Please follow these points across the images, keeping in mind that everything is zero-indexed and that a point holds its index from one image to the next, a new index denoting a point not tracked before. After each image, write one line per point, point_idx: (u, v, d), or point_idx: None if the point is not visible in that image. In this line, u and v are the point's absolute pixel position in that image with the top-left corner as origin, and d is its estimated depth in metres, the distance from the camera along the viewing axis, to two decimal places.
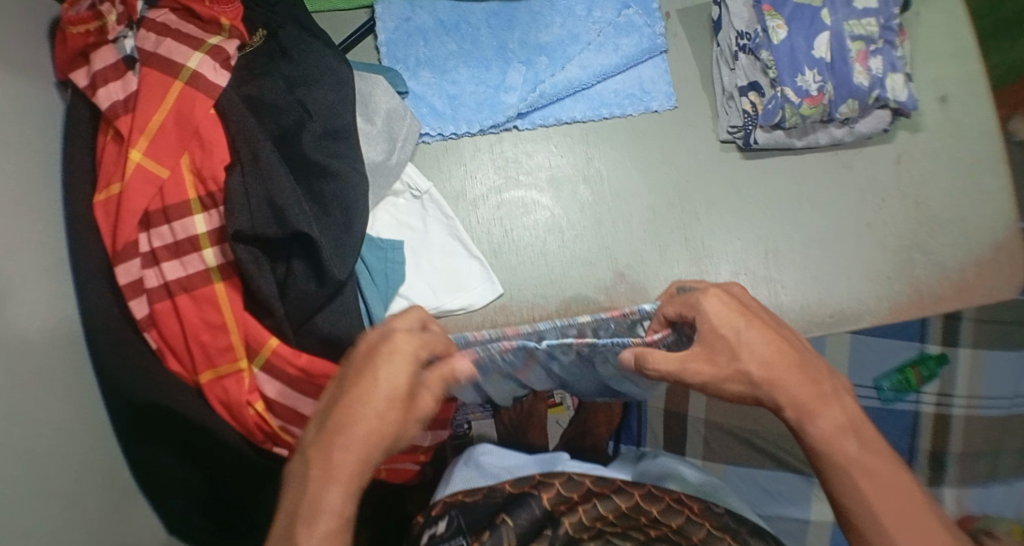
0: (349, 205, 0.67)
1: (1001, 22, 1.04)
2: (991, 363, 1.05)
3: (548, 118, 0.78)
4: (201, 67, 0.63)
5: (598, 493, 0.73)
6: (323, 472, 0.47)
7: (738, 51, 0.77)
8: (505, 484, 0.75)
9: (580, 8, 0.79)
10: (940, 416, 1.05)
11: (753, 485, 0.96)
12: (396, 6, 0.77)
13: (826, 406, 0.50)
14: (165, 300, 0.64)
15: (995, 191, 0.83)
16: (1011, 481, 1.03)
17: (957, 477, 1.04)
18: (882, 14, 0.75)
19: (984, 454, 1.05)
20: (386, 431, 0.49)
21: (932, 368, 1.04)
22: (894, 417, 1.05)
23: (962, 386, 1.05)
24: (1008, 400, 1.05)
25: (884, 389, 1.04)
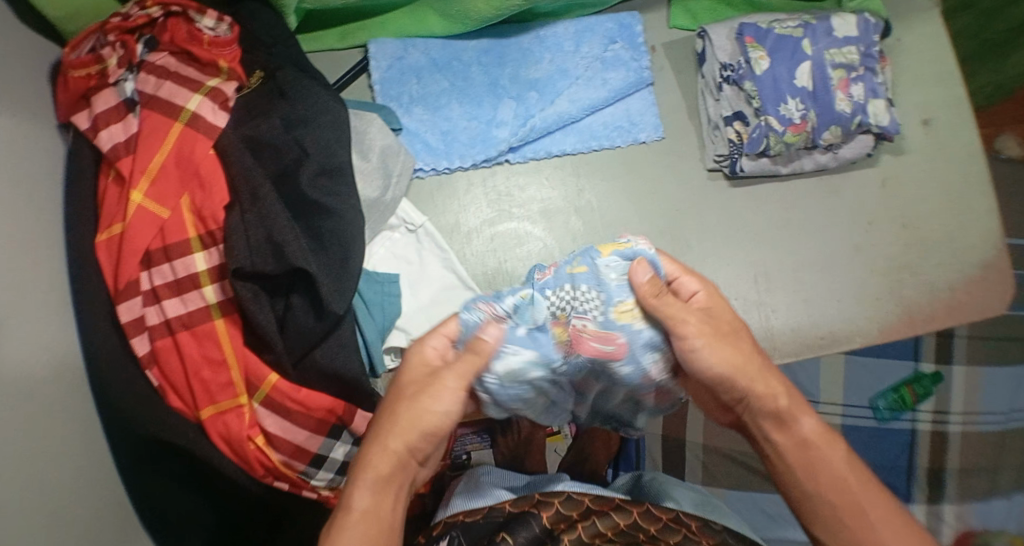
0: (347, 243, 0.67)
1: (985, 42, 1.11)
2: (987, 381, 1.09)
3: (540, 152, 0.80)
4: (200, 109, 0.64)
5: (598, 511, 0.73)
6: (355, 475, 0.55)
7: (722, 82, 0.78)
8: (504, 503, 0.75)
9: (568, 44, 0.81)
10: (937, 433, 1.09)
11: (755, 508, 1.06)
12: (390, 45, 0.79)
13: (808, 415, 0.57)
14: (165, 337, 0.66)
15: (982, 211, 0.85)
16: (1011, 495, 1.07)
17: (955, 493, 1.08)
18: (862, 42, 0.78)
19: (983, 470, 1.08)
20: (412, 428, 0.54)
21: (927, 386, 1.08)
22: (891, 436, 1.09)
23: (958, 403, 1.09)
24: (1003, 416, 1.09)
25: (880, 409, 1.08)
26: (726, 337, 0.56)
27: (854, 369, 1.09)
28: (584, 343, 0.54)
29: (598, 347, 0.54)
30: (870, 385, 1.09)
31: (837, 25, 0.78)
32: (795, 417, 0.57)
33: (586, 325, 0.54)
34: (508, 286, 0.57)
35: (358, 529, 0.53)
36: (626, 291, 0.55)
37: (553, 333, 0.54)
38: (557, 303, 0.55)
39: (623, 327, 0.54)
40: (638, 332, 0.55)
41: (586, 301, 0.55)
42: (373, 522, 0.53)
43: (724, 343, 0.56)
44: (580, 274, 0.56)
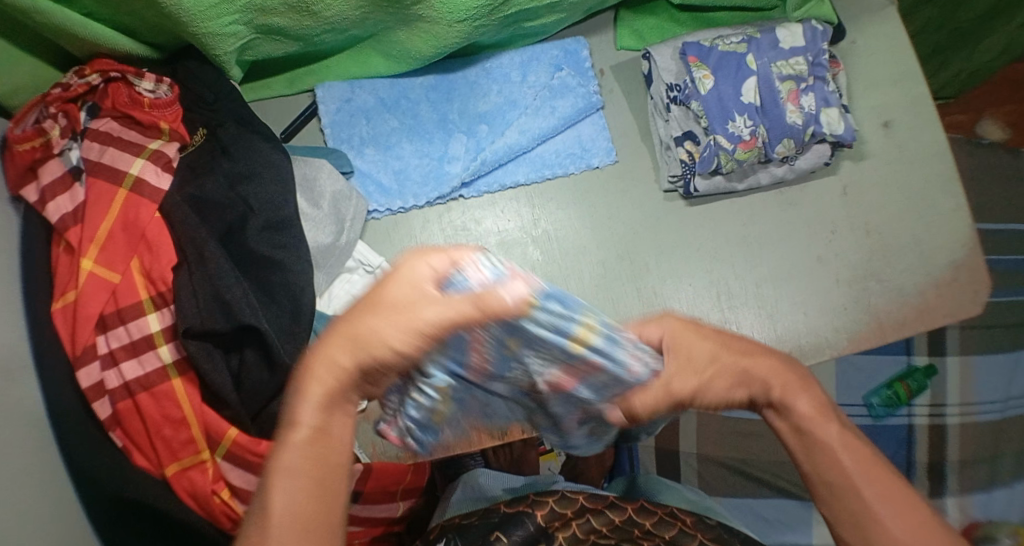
0: (297, 294, 0.66)
1: (957, 31, 1.10)
2: (979, 370, 1.22)
3: (493, 185, 0.80)
4: (143, 173, 0.65)
5: (592, 509, 0.71)
6: (300, 382, 0.41)
7: (670, 102, 0.78)
8: (499, 504, 0.74)
9: (515, 74, 0.81)
10: (935, 426, 1.21)
11: (752, 513, 1.08)
12: (337, 87, 0.79)
13: (807, 390, 0.49)
14: (126, 399, 0.66)
15: (950, 210, 0.84)
16: (1013, 484, 1.16)
17: (957, 485, 1.18)
18: (810, 52, 0.77)
19: (983, 460, 1.19)
20: (372, 356, 0.38)
21: (920, 380, 1.20)
22: (888, 432, 1.21)
23: (955, 395, 1.21)
24: (1001, 405, 1.20)
25: (874, 405, 1.20)
26: (712, 370, 0.47)
27: (847, 370, 1.22)
28: (575, 378, 0.42)
29: (623, 386, 0.43)
30: (864, 384, 1.22)
31: (782, 36, 0.78)
32: (789, 399, 0.48)
33: (557, 375, 0.42)
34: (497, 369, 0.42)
35: (296, 447, 0.41)
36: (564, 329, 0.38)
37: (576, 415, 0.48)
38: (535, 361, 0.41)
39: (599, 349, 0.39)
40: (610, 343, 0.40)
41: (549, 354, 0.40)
42: (324, 449, 0.41)
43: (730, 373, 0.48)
44: (513, 355, 0.41)
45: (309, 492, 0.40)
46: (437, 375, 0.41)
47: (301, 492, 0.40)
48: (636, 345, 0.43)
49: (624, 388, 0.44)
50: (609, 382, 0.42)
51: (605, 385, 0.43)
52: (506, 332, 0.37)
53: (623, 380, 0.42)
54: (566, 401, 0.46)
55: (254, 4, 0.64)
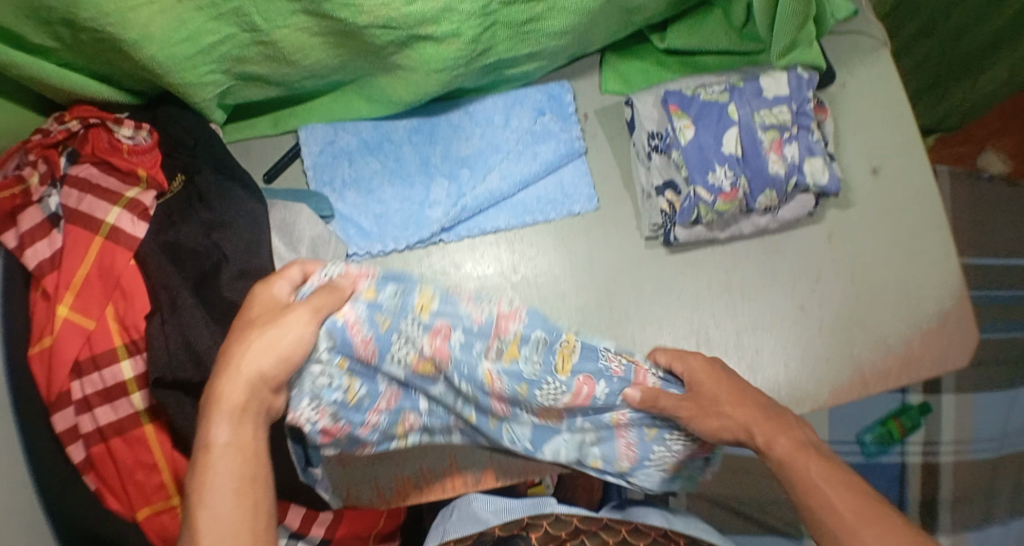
0: None
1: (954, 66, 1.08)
2: (977, 407, 1.20)
3: (474, 230, 0.80)
4: (119, 222, 0.66)
5: (586, 530, 0.71)
6: (208, 408, 0.53)
7: (651, 151, 0.78)
8: (493, 528, 0.71)
9: (498, 118, 0.81)
10: (928, 464, 1.18)
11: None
12: (320, 129, 0.79)
13: (785, 430, 0.59)
14: (100, 444, 0.66)
15: (938, 259, 0.83)
16: (1007, 522, 1.17)
17: (949, 523, 1.17)
18: (795, 100, 0.77)
19: (976, 498, 1.18)
20: (275, 355, 0.54)
21: (915, 418, 1.18)
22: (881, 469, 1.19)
23: (949, 433, 1.19)
24: (996, 442, 1.20)
25: (867, 442, 1.18)
26: (709, 408, 0.62)
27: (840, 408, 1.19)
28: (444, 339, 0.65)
29: (492, 334, 0.65)
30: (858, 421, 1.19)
31: (766, 85, 0.77)
32: (770, 442, 0.59)
33: (431, 345, 0.64)
34: (411, 334, 0.64)
35: (216, 466, 0.51)
36: (406, 304, 0.63)
37: (503, 360, 0.66)
38: (404, 335, 0.64)
39: (435, 309, 0.64)
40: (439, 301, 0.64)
41: (410, 323, 0.63)
42: (243, 452, 0.52)
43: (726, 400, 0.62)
44: (387, 329, 0.63)
45: (242, 495, 0.51)
46: (334, 357, 0.61)
47: (233, 499, 0.51)
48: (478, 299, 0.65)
49: (492, 340, 0.65)
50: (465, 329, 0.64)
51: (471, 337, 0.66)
52: (365, 308, 0.61)
53: (488, 326, 0.65)
54: (458, 373, 0.65)
55: (230, 55, 0.64)
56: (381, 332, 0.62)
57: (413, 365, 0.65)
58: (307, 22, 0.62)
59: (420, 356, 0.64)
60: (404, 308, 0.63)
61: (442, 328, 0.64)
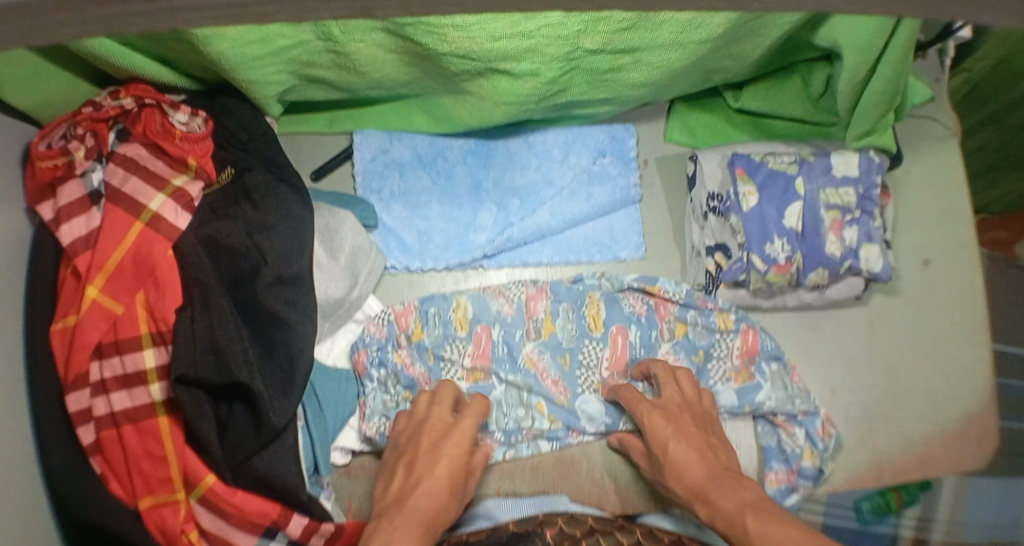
0: (294, 354, 0.66)
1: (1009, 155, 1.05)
2: None
3: (515, 261, 0.77)
4: (163, 209, 0.63)
5: (601, 530, 0.63)
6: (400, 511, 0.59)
7: (708, 212, 0.75)
8: (507, 523, 0.66)
9: (557, 152, 0.79)
10: None
11: None
12: (375, 137, 0.77)
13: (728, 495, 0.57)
14: (111, 428, 0.63)
15: (970, 361, 0.82)
16: None
17: None
18: (861, 184, 0.75)
19: None
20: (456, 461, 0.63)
21: None
22: None
23: None
24: None
25: None
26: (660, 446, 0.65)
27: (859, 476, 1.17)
28: (488, 344, 0.75)
29: (525, 318, 0.76)
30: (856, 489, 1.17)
31: (837, 163, 0.75)
32: (703, 462, 0.63)
33: (472, 356, 0.74)
34: (456, 349, 0.74)
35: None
36: (444, 322, 0.74)
37: (546, 331, 0.76)
38: (453, 351, 0.74)
39: (472, 320, 0.75)
40: (477, 304, 0.75)
41: (452, 344, 0.74)
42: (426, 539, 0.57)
43: (683, 445, 0.64)
44: (433, 357, 0.74)
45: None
46: (401, 389, 0.73)
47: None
48: (504, 293, 0.76)
49: (528, 323, 0.76)
50: (504, 325, 0.75)
51: (509, 330, 0.75)
52: (416, 347, 0.74)
53: (520, 314, 0.76)
54: (502, 367, 0.74)
55: (301, 59, 0.63)
56: (431, 360, 0.74)
57: (465, 378, 0.74)
58: (384, 40, 0.59)
59: (468, 375, 0.74)
60: (440, 324, 0.74)
61: (484, 331, 0.75)
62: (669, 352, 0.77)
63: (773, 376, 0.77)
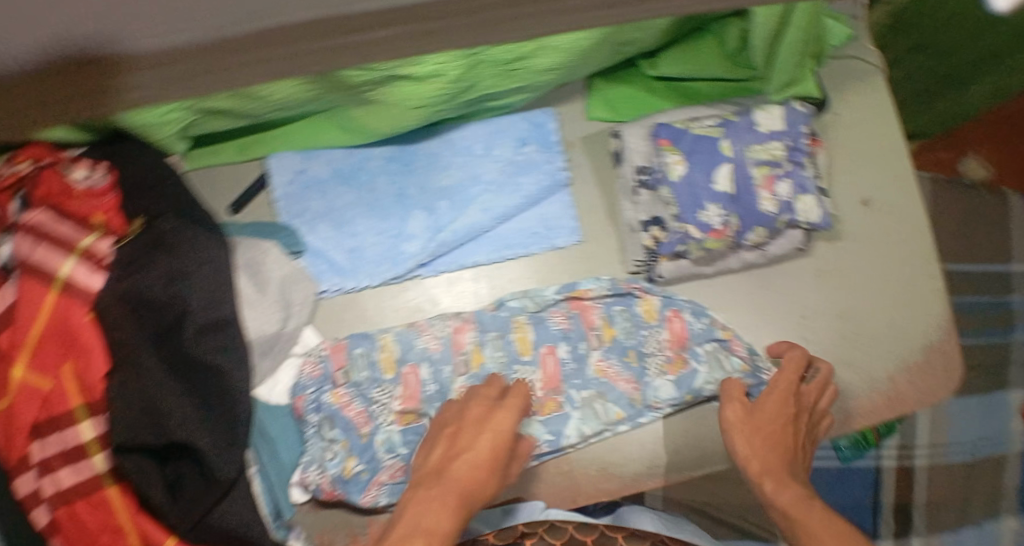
0: (233, 400, 0.65)
1: (945, 78, 1.05)
2: (951, 414, 1.22)
3: (451, 265, 0.77)
4: (75, 273, 0.63)
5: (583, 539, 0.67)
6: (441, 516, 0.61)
7: (638, 186, 0.75)
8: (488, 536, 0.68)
9: (478, 147, 0.77)
10: (902, 469, 1.20)
11: None
12: (290, 158, 0.75)
13: (786, 489, 0.69)
14: (62, 508, 0.62)
15: (928, 293, 0.82)
16: (982, 525, 1.18)
17: (924, 526, 1.18)
18: (789, 136, 0.73)
19: (952, 503, 1.19)
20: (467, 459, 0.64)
21: (889, 427, 1.18)
22: (855, 475, 1.20)
23: (924, 438, 1.21)
24: (971, 446, 1.21)
25: (843, 449, 1.18)
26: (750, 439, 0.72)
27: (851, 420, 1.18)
28: (417, 384, 0.75)
29: (453, 353, 0.75)
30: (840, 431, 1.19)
31: (760, 119, 0.73)
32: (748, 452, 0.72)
33: (402, 398, 0.74)
34: (385, 392, 0.74)
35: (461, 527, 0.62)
36: (371, 367, 0.74)
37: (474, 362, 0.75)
38: (384, 393, 0.74)
39: (399, 360, 0.75)
40: (401, 343, 0.75)
41: (380, 387, 0.74)
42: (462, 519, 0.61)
43: (754, 428, 0.72)
44: (365, 398, 0.74)
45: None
46: (337, 434, 0.73)
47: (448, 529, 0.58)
48: (429, 328, 0.75)
49: (456, 357, 0.75)
50: (431, 362, 0.75)
51: (438, 367, 0.75)
52: (350, 388, 0.74)
53: (448, 349, 0.75)
54: (433, 403, 0.75)
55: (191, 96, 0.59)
56: (360, 405, 0.74)
57: (398, 419, 0.74)
58: None
59: (401, 418, 0.74)
60: (366, 371, 0.74)
61: (411, 371, 0.75)
62: (601, 358, 0.77)
63: (708, 358, 0.77)
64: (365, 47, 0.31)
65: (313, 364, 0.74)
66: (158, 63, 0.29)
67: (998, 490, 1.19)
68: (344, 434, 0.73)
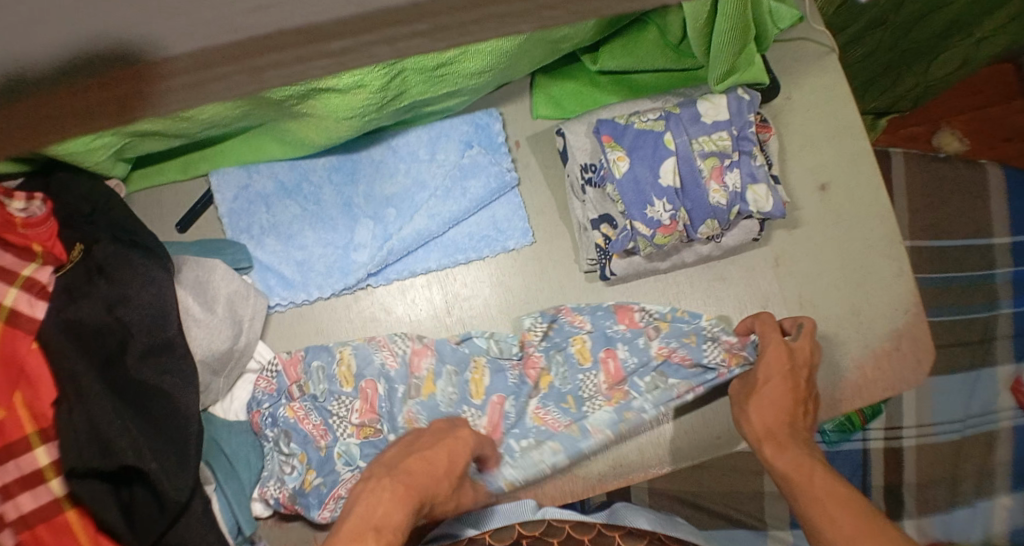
0: (180, 424, 0.65)
1: (907, 52, 1.03)
2: (937, 390, 1.18)
3: (402, 273, 0.76)
4: (18, 304, 0.62)
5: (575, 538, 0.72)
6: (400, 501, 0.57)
7: (585, 184, 0.74)
8: None
9: (423, 152, 0.77)
10: (890, 449, 1.17)
11: None
12: (233, 174, 0.75)
13: (783, 450, 0.63)
14: (25, 533, 0.62)
15: (894, 277, 0.80)
16: (974, 503, 1.13)
17: (915, 507, 1.14)
18: (735, 125, 0.72)
19: (942, 480, 1.15)
20: (426, 458, 0.61)
21: (875, 408, 1.15)
22: (843, 456, 1.16)
23: (911, 418, 1.18)
24: (960, 423, 1.17)
25: (828, 432, 1.15)
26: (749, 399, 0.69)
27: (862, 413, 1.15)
28: (375, 399, 0.74)
29: (408, 374, 0.74)
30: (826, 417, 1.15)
31: (704, 110, 0.72)
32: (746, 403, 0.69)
33: (359, 411, 0.73)
34: (344, 404, 0.73)
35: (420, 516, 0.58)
36: (331, 380, 0.73)
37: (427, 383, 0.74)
38: (342, 406, 0.73)
39: (358, 372, 0.74)
40: (360, 355, 0.74)
41: (340, 401, 0.73)
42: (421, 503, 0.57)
43: (754, 389, 0.69)
44: (321, 407, 0.73)
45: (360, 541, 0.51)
46: (295, 448, 0.72)
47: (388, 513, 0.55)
48: (392, 341, 0.75)
49: (411, 379, 0.74)
50: (388, 379, 0.74)
51: (393, 384, 0.74)
52: (309, 400, 0.73)
53: (404, 368, 0.74)
54: (390, 417, 0.73)
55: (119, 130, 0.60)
56: (319, 418, 0.73)
57: (355, 432, 0.73)
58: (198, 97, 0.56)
59: (360, 432, 0.73)
60: (326, 384, 0.73)
61: (368, 383, 0.74)
62: (538, 406, 0.76)
63: (649, 388, 0.76)
64: (324, 64, 0.26)
65: (263, 383, 0.73)
66: (192, 68, 0.25)
67: (989, 468, 1.14)
68: (294, 452, 0.72)
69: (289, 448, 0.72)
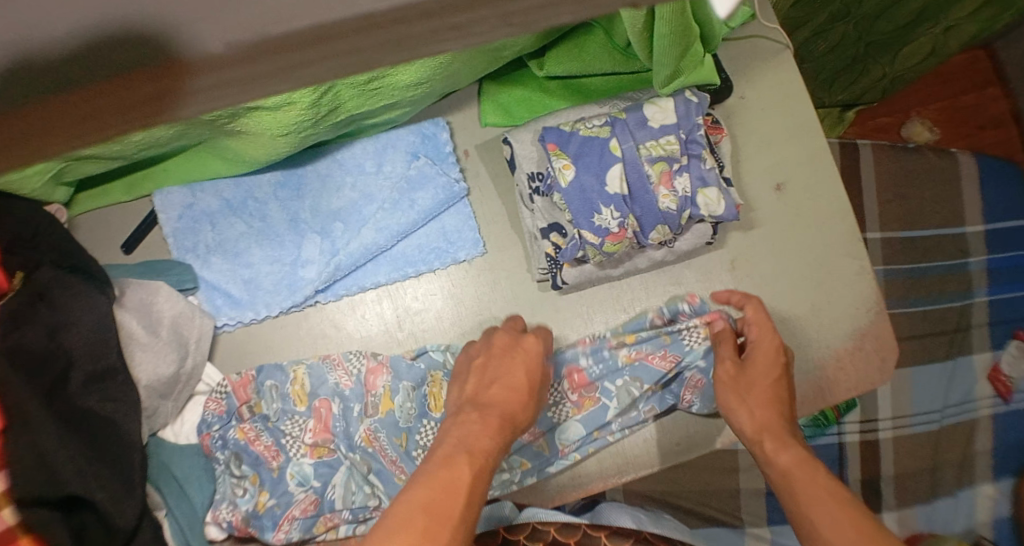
0: (125, 451, 0.65)
1: (873, 44, 0.99)
2: (913, 381, 1.13)
3: (352, 287, 0.75)
4: None
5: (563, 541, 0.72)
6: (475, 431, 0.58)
7: (533, 193, 0.73)
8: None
9: (370, 164, 0.76)
10: (868, 443, 1.11)
11: None
12: (175, 193, 0.73)
13: (783, 447, 0.65)
14: None
15: (855, 275, 0.79)
16: (956, 494, 1.09)
17: (895, 499, 1.09)
18: (683, 128, 0.71)
19: (924, 472, 1.10)
20: (507, 382, 0.63)
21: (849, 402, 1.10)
22: (821, 452, 1.11)
23: (887, 409, 1.12)
24: (937, 414, 1.12)
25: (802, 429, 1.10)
26: (742, 383, 0.70)
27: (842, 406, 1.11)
28: (329, 418, 0.73)
29: (364, 392, 0.73)
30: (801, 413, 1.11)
31: (651, 113, 0.71)
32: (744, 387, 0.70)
33: (313, 430, 0.73)
34: (297, 425, 0.73)
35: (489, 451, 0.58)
36: (285, 400, 0.73)
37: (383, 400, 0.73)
38: (296, 426, 0.73)
39: (310, 392, 0.73)
40: (313, 374, 0.73)
41: (293, 422, 0.73)
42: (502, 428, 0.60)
43: (752, 374, 0.71)
44: (274, 428, 0.73)
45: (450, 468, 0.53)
46: (246, 470, 0.72)
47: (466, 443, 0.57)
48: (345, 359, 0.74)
49: (366, 397, 0.73)
50: (343, 398, 0.73)
51: (348, 403, 0.74)
52: (260, 422, 0.73)
53: (360, 386, 0.74)
54: (344, 438, 0.73)
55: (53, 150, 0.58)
56: (270, 440, 0.73)
57: (308, 453, 0.72)
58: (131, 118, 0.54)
59: (313, 452, 0.72)
60: (279, 403, 0.73)
61: (323, 402, 0.73)
62: None
63: (619, 392, 0.76)
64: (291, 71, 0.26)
65: (213, 407, 0.73)
66: (216, 66, 0.21)
67: (969, 457, 1.10)
68: (245, 476, 0.72)
69: (241, 471, 0.72)
